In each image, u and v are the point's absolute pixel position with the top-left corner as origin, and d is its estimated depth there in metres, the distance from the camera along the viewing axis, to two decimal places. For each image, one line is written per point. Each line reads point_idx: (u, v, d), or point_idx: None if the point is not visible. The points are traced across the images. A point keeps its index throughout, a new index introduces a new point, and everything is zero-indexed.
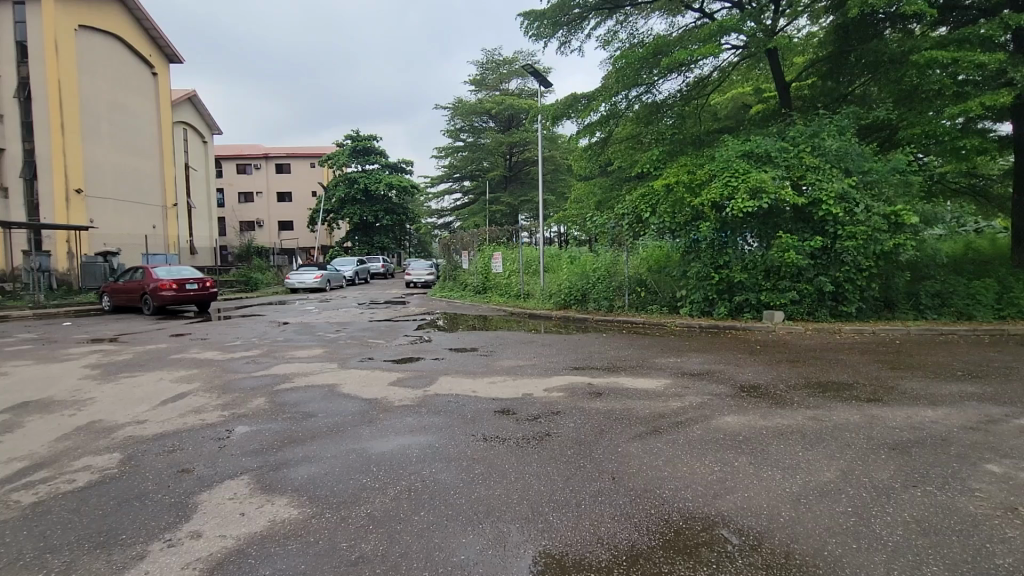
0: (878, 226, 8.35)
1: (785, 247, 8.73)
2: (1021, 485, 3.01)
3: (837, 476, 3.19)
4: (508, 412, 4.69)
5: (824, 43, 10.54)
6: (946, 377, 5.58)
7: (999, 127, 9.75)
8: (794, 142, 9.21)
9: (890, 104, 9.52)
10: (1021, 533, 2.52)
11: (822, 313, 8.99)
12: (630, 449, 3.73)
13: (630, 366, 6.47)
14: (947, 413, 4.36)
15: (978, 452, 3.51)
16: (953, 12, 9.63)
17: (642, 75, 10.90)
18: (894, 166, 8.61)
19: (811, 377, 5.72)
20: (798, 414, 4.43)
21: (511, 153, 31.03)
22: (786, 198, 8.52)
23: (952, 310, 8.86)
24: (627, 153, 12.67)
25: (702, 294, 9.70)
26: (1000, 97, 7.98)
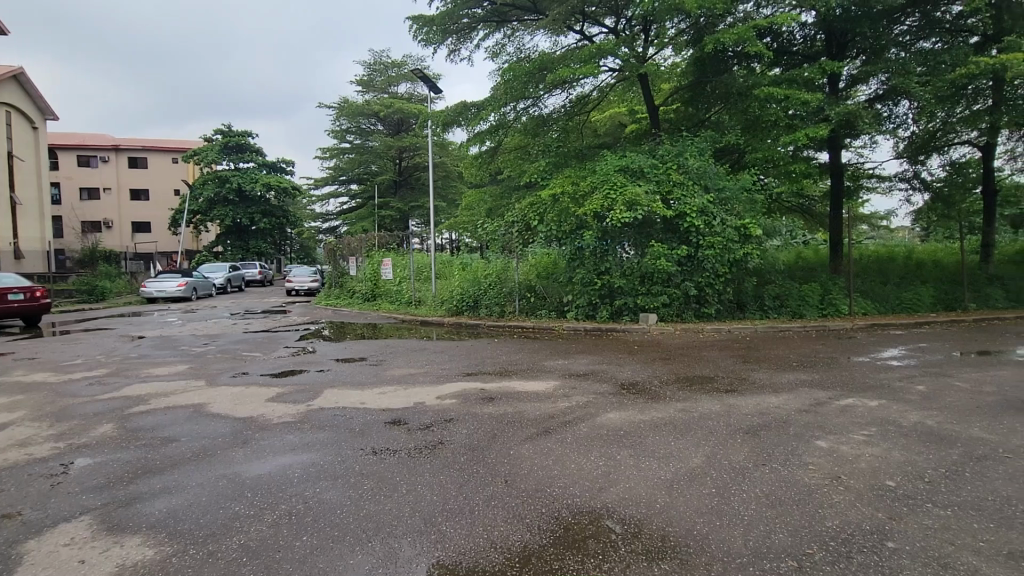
0: (730, 237, 9.51)
1: (657, 255, 9.59)
2: (841, 456, 3.61)
3: (703, 462, 3.57)
4: (399, 423, 4.57)
5: (686, 73, 11.79)
6: (785, 367, 6.52)
7: (819, 155, 11.60)
8: (663, 160, 10.14)
9: (739, 130, 10.91)
10: (842, 496, 3.02)
11: (688, 314, 10.00)
12: (521, 451, 3.84)
13: (521, 369, 6.66)
14: (786, 399, 5.09)
15: (810, 431, 4.14)
16: (783, 56, 11.36)
17: (529, 89, 11.35)
18: (742, 185, 9.86)
19: (681, 373, 6.33)
20: (670, 407, 4.89)
21: (401, 158, 30.24)
22: (657, 211, 9.33)
23: (788, 310, 10.38)
24: (515, 162, 13.05)
25: (586, 299, 10.33)
26: (820, 131, 9.48)
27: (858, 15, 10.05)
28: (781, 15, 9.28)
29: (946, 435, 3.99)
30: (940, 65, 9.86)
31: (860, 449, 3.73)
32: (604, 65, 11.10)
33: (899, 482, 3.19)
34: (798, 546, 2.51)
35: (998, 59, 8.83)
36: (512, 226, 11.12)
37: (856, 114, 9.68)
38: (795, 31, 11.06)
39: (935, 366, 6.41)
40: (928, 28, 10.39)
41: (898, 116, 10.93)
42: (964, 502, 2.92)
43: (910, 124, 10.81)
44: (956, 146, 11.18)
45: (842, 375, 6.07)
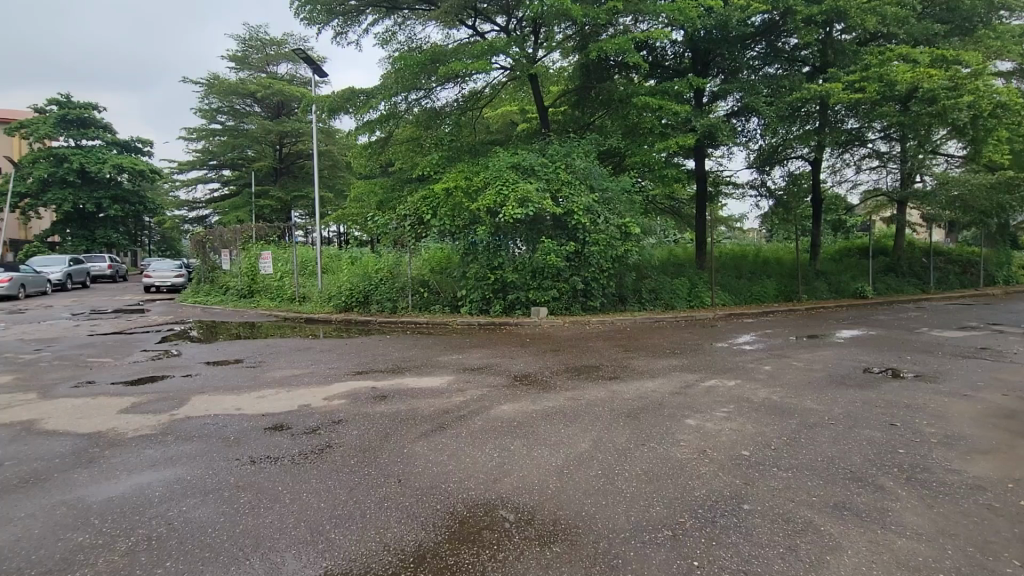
0: (613, 234, 10.17)
1: (548, 250, 9.97)
2: (705, 432, 4.07)
3: (590, 446, 3.80)
4: (282, 428, 4.28)
5: (572, 77, 12.36)
6: (660, 354, 7.16)
7: (687, 162, 12.82)
8: (553, 159, 10.54)
9: (621, 135, 11.68)
10: (706, 468, 3.41)
11: (576, 307, 10.51)
12: (415, 449, 3.80)
13: (415, 366, 6.57)
14: (661, 383, 5.60)
15: (681, 411, 4.60)
16: (658, 69, 12.38)
17: (421, 80, 11.13)
18: (623, 186, 10.57)
19: (569, 363, 6.68)
20: (560, 396, 5.14)
21: (281, 144, 28.05)
22: (547, 208, 9.68)
23: (662, 302, 11.38)
24: (407, 155, 12.77)
25: (479, 293, 10.43)
26: (689, 140, 10.48)
27: (718, 38, 11.26)
28: (656, 31, 10.07)
29: (787, 408, 4.67)
30: (782, 88, 11.38)
31: (721, 424, 4.24)
32: (496, 63, 11.22)
33: (751, 451, 3.67)
34: (671, 517, 2.78)
35: (823, 88, 10.42)
36: (404, 220, 10.89)
37: (717, 126, 10.85)
38: (667, 47, 12.08)
39: (778, 348, 7.46)
40: (773, 56, 11.95)
41: (748, 131, 12.47)
42: (800, 464, 3.45)
43: (759, 138, 12.38)
44: (793, 159, 13.03)
45: (706, 359, 6.83)
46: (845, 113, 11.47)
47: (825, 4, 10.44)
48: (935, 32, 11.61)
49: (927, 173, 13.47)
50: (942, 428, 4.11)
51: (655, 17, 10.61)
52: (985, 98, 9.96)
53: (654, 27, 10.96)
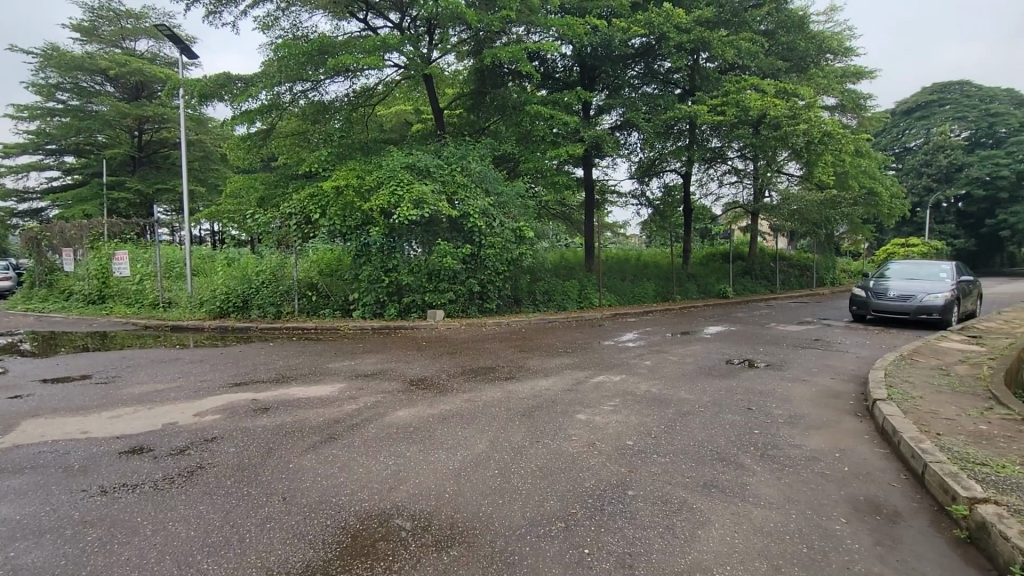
0: (508, 238, 10.37)
1: (443, 253, 9.94)
2: (595, 426, 4.32)
3: (487, 447, 3.86)
4: (142, 451, 3.79)
5: (467, 81, 12.45)
6: (553, 354, 7.46)
7: (576, 170, 13.49)
8: (448, 161, 10.52)
9: (515, 141, 11.96)
10: (595, 460, 3.61)
11: (473, 309, 10.58)
12: (303, 462, 3.59)
13: (302, 374, 6.18)
14: (553, 381, 5.85)
15: (572, 407, 4.85)
16: (548, 80, 12.94)
17: (307, 70, 10.48)
18: (517, 191, 10.83)
19: (466, 365, 6.73)
20: (457, 398, 5.15)
21: (140, 131, 24.78)
22: (442, 210, 9.64)
23: (554, 303, 11.85)
24: (292, 149, 11.97)
25: (373, 296, 10.10)
26: (578, 149, 11.04)
27: (603, 55, 12.01)
28: (547, 43, 10.47)
29: (664, 399, 5.12)
30: (658, 107, 12.43)
31: (609, 418, 4.53)
32: (389, 60, 10.92)
33: (634, 440, 3.98)
34: (564, 509, 2.92)
35: (693, 109, 11.56)
36: (290, 219, 10.21)
37: (602, 138, 11.53)
38: (557, 60, 12.64)
39: (657, 345, 8.14)
40: (650, 77, 13.01)
41: (630, 144, 13.43)
42: (676, 449, 3.81)
43: (639, 151, 13.40)
44: (667, 171, 14.18)
45: (594, 357, 7.25)
46: (710, 133, 12.84)
47: (693, 34, 11.59)
48: (779, 67, 13.39)
49: (773, 190, 15.46)
50: (787, 409, 4.77)
51: (546, 30, 11.02)
52: (816, 127, 11.72)
53: (545, 39, 11.37)
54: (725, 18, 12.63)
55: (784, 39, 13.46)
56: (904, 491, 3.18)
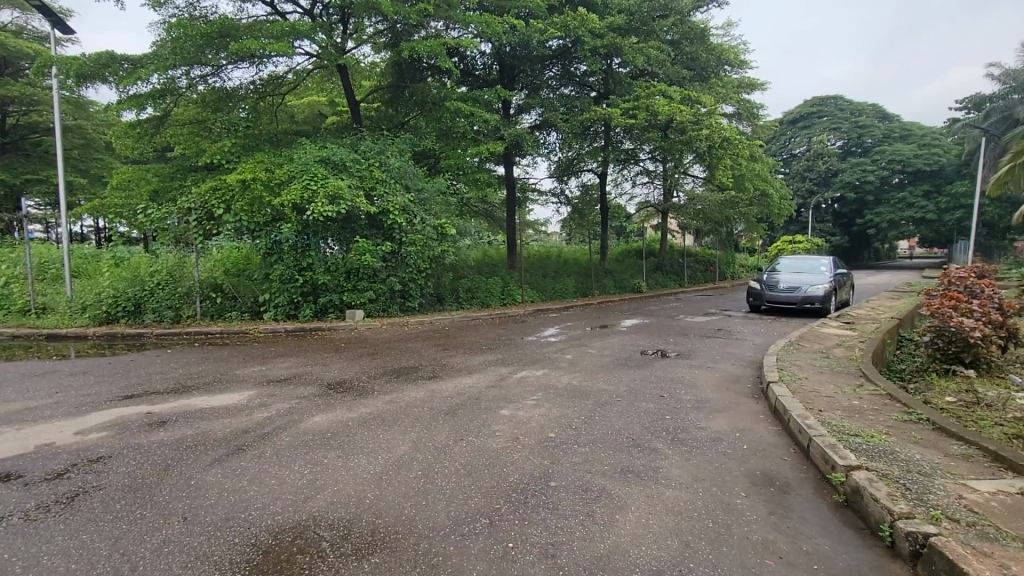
0: (429, 235, 10.21)
1: (362, 250, 9.62)
2: (518, 420, 4.38)
3: (410, 448, 3.79)
4: (9, 479, 3.32)
5: (384, 74, 12.09)
6: (476, 351, 7.47)
7: (497, 168, 13.56)
8: (365, 156, 10.17)
9: (435, 137, 11.78)
10: (518, 454, 3.67)
11: (394, 308, 10.33)
12: (207, 478, 3.33)
13: (206, 382, 5.72)
14: (477, 378, 5.87)
15: (496, 403, 4.89)
16: (468, 77, 12.97)
17: (206, 54, 9.67)
18: (438, 188, 10.69)
19: (387, 366, 6.56)
20: (378, 400, 5.01)
21: (2, 113, 21.63)
22: (360, 206, 9.33)
23: (477, 301, 11.86)
24: (190, 138, 11.00)
25: (286, 297, 9.56)
26: (498, 147, 11.11)
27: (522, 55, 12.17)
28: (466, 39, 10.41)
29: (584, 390, 5.31)
30: (575, 108, 12.78)
31: (531, 412, 4.62)
32: (299, 47, 10.33)
33: (556, 432, 4.10)
34: (488, 505, 2.94)
35: (607, 111, 12.03)
36: (189, 214, 9.40)
37: (522, 137, 11.70)
38: (476, 58, 12.65)
39: (577, 339, 8.40)
40: (567, 78, 13.36)
41: (549, 144, 13.72)
42: (594, 439, 3.96)
43: (558, 151, 13.78)
44: (585, 172, 14.87)
45: (517, 352, 7.36)
46: (623, 135, 13.44)
47: (606, 39, 12.03)
48: (684, 75, 14.28)
49: (681, 190, 16.59)
50: (694, 395, 5.12)
51: (465, 26, 10.95)
52: (717, 133, 12.61)
53: (464, 35, 11.30)
54: (635, 25, 13.20)
55: (688, 49, 14.29)
56: (793, 464, 3.52)
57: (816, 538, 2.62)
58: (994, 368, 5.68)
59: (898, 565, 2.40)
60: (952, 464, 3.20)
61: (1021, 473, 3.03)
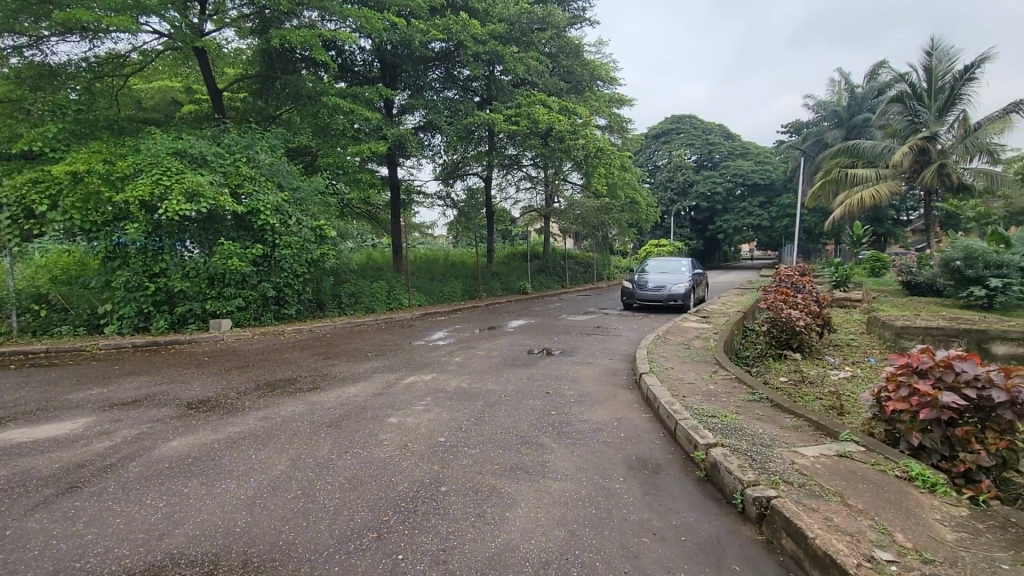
0: (307, 237, 9.55)
1: (227, 254, 8.74)
2: (407, 427, 4.28)
3: (287, 466, 3.52)
4: None
5: (251, 62, 11.10)
6: (360, 358, 7.16)
7: (380, 169, 13.15)
8: (228, 149, 9.25)
9: (311, 133, 11.06)
10: (408, 462, 3.59)
11: (267, 317, 9.53)
12: (29, 525, 2.79)
13: (25, 412, 4.78)
14: (362, 386, 5.63)
15: (384, 411, 4.73)
16: (348, 73, 12.45)
17: (20, 21, 8.18)
18: (316, 187, 10.05)
19: (261, 379, 6.02)
20: (249, 417, 4.58)
21: None
22: (225, 205, 8.49)
23: (362, 306, 11.38)
24: (1, 120, 9.19)
25: (133, 307, 8.37)
26: (380, 147, 10.77)
27: (403, 54, 11.92)
28: (344, 33, 9.92)
29: (473, 392, 5.34)
30: (459, 112, 12.82)
31: (421, 417, 4.54)
32: (146, 24, 9.12)
33: (445, 436, 4.07)
34: (376, 518, 2.84)
35: (491, 117, 12.25)
36: None
37: (406, 138, 11.52)
38: (355, 53, 12.19)
39: (465, 341, 8.42)
40: (450, 81, 13.36)
41: (434, 146, 13.63)
42: (484, 439, 4.00)
43: (443, 154, 13.77)
44: (470, 176, 15.09)
45: (404, 357, 7.18)
46: (506, 141, 13.76)
47: (488, 46, 12.22)
48: (562, 87, 15.02)
49: (561, 196, 17.59)
50: (577, 390, 5.41)
51: (342, 20, 10.45)
52: (592, 143, 13.48)
53: (341, 29, 10.73)
54: (515, 36, 13.60)
55: (565, 62, 15.06)
56: (663, 447, 3.88)
57: (683, 512, 2.91)
58: (815, 352, 6.76)
59: (748, 527, 2.75)
60: (786, 435, 3.73)
61: (835, 437, 3.64)
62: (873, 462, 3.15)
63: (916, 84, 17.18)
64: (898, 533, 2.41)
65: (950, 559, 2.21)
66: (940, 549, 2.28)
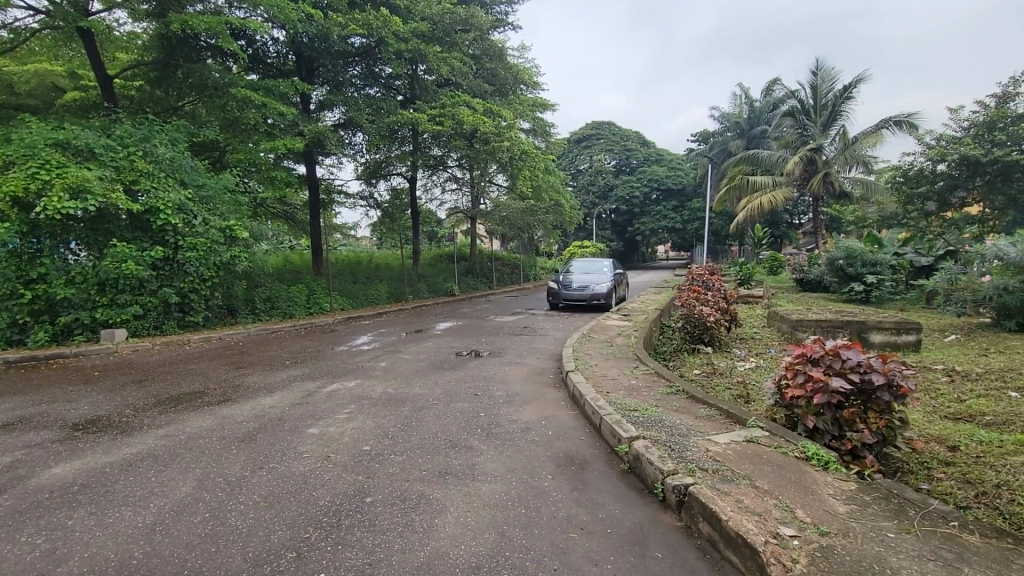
0: (215, 238, 8.84)
1: (121, 257, 7.92)
2: (329, 437, 4.09)
3: (193, 488, 3.23)
4: None
5: (148, 47, 10.10)
6: (277, 367, 6.76)
7: (297, 167, 12.49)
8: (120, 141, 8.35)
9: (218, 127, 10.31)
10: (331, 473, 3.43)
11: (169, 325, 8.75)
12: None
13: None
14: (279, 396, 5.31)
15: (303, 421, 4.49)
16: (260, 64, 11.76)
17: None
18: (224, 185, 9.33)
19: (163, 394, 5.48)
20: (149, 436, 4.17)
21: None
22: (117, 203, 7.67)
23: (278, 311, 10.76)
24: None
25: (5, 317, 7.35)
26: (297, 143, 10.22)
27: (321, 48, 11.40)
28: (254, 22, 9.31)
29: (399, 397, 5.21)
30: (381, 110, 12.46)
31: (344, 426, 4.35)
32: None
33: (371, 444, 3.93)
34: (295, 536, 2.68)
35: (414, 116, 12.05)
36: None
37: (324, 135, 11.03)
38: (268, 44, 11.52)
39: (391, 345, 8.20)
40: (372, 78, 12.97)
41: (356, 145, 13.23)
42: (411, 446, 3.90)
43: (364, 153, 13.40)
44: (394, 176, 14.75)
45: (326, 364, 6.86)
46: (431, 141, 13.59)
47: (411, 44, 11.99)
48: (486, 90, 15.07)
49: (486, 197, 17.62)
50: (505, 390, 5.44)
51: (252, 8, 9.77)
52: (517, 145, 13.60)
53: (252, 18, 10.05)
54: (438, 35, 13.43)
55: (488, 64, 15.11)
56: (588, 442, 3.99)
57: (609, 505, 3.00)
58: (724, 345, 7.26)
59: (668, 514, 2.89)
60: (700, 424, 3.96)
61: (744, 424, 3.92)
62: (775, 445, 3.44)
63: (805, 100, 18.97)
64: (799, 509, 2.63)
65: (843, 530, 2.44)
66: (835, 522, 2.51)
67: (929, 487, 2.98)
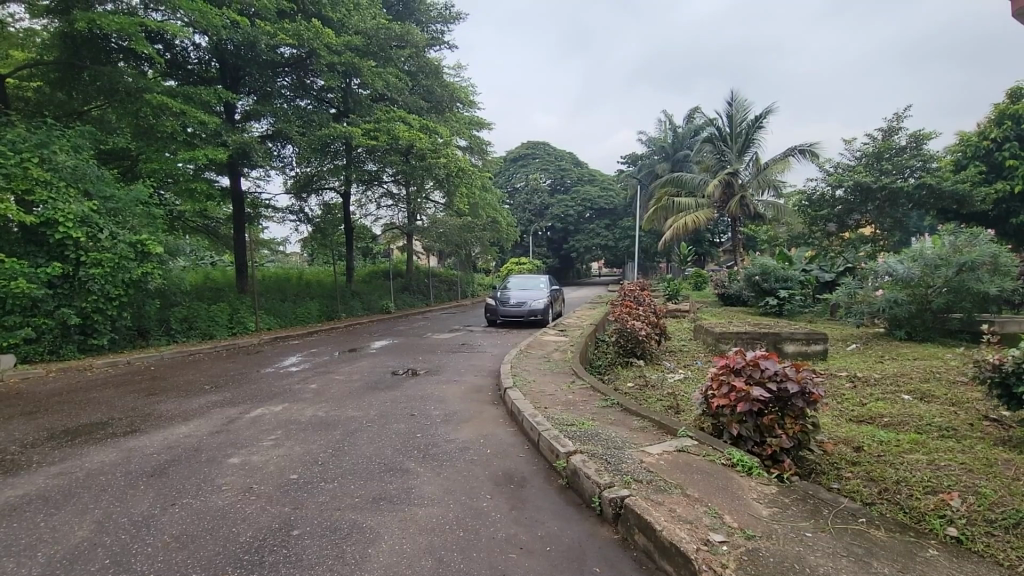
0: (124, 254, 8.08)
1: (10, 274, 7.11)
2: (253, 467, 3.82)
3: (90, 532, 2.89)
4: None
5: (48, 47, 9.19)
6: (194, 392, 6.26)
7: (220, 179, 11.79)
8: (11, 146, 7.50)
9: (129, 135, 9.57)
10: (254, 506, 3.19)
11: (68, 349, 7.91)
12: None
13: None
14: (196, 424, 4.91)
15: (222, 451, 4.17)
16: (178, 70, 11.08)
17: None
18: (136, 197, 8.62)
19: (59, 426, 4.92)
20: (39, 475, 3.70)
21: None
22: (6, 214, 6.90)
23: (197, 332, 10.04)
24: None
25: None
26: (219, 154, 9.66)
27: (246, 56, 10.96)
28: (173, 26, 8.76)
29: (330, 421, 4.97)
30: (312, 122, 12.09)
31: (269, 454, 4.08)
32: None
33: (299, 472, 3.70)
34: None
35: (347, 130, 11.76)
36: None
37: (251, 146, 10.52)
38: (188, 49, 10.95)
39: (322, 366, 7.84)
40: (302, 90, 12.60)
41: (285, 157, 12.87)
42: (343, 472, 3.71)
43: (294, 166, 13.04)
44: (326, 190, 14.36)
45: (250, 388, 6.44)
46: (365, 156, 13.32)
47: (344, 57, 11.76)
48: (422, 106, 15.03)
49: (423, 214, 17.49)
50: (442, 409, 5.33)
51: (170, 11, 9.21)
52: (453, 162, 13.62)
53: (170, 21, 9.47)
54: (373, 49, 13.22)
55: (424, 82, 15.13)
56: (527, 459, 3.99)
57: (548, 522, 2.99)
58: (655, 357, 7.54)
59: (606, 528, 2.93)
60: (634, 437, 4.06)
61: (675, 434, 4.07)
62: (704, 454, 3.59)
63: (722, 128, 20.41)
64: (727, 515, 2.75)
65: (767, 533, 2.58)
66: (759, 525, 2.65)
67: (840, 486, 3.21)
